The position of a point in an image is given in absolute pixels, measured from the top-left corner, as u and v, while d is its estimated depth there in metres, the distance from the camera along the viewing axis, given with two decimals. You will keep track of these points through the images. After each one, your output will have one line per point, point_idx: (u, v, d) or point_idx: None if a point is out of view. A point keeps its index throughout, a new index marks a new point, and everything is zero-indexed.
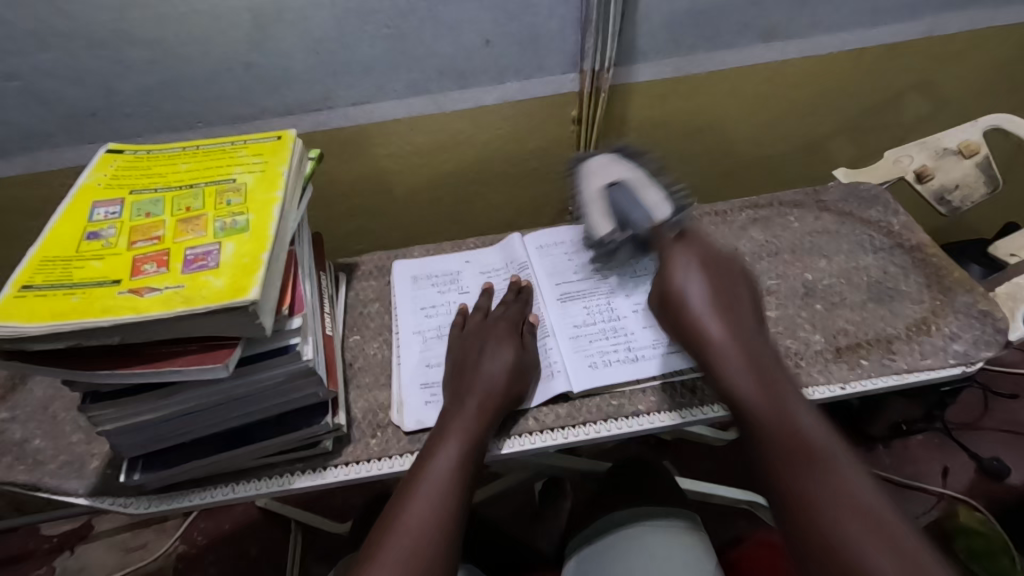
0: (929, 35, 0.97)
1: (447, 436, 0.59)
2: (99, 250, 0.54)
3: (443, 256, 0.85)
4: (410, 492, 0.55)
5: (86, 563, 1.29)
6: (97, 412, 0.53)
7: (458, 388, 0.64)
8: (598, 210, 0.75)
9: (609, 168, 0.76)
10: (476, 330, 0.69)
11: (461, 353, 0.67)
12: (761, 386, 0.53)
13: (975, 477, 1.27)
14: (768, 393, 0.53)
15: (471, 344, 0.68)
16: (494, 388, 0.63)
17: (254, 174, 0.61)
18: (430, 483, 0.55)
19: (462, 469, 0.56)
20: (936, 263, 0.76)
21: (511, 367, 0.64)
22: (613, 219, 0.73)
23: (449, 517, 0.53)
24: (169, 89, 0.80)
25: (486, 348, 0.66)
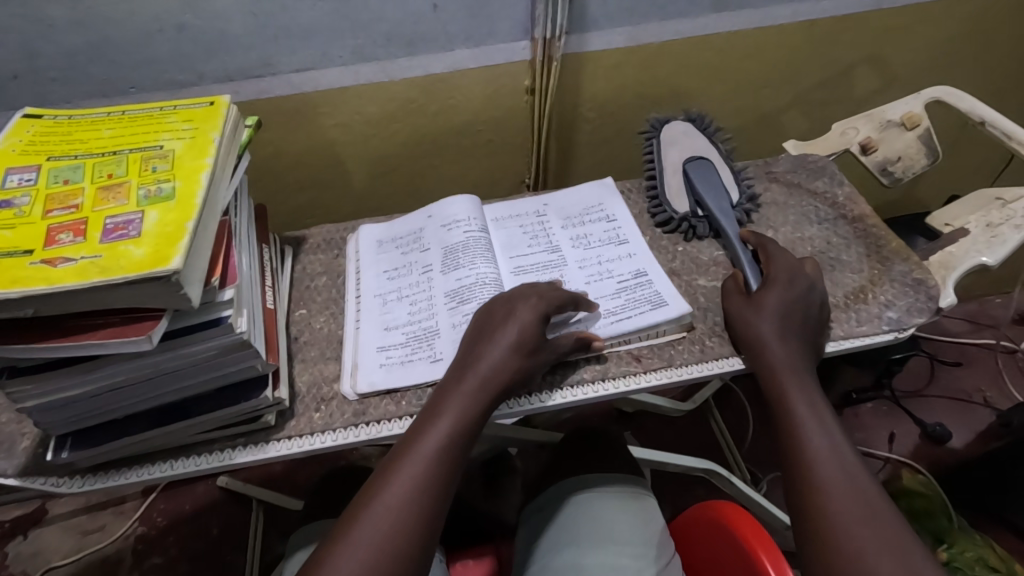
0: (878, 8, 0.98)
1: (440, 414, 0.57)
2: (11, 219, 0.51)
3: (407, 217, 0.83)
4: (396, 471, 0.53)
5: (40, 548, 1.26)
6: (15, 389, 0.51)
7: None
8: (673, 186, 0.82)
9: (687, 139, 0.83)
10: (492, 309, 0.64)
11: (484, 321, 0.63)
12: (780, 324, 0.63)
13: (918, 441, 1.32)
14: (785, 337, 0.62)
15: (481, 327, 0.63)
16: (500, 374, 0.59)
17: (182, 140, 0.59)
18: (418, 462, 0.53)
19: (451, 451, 0.55)
20: (876, 233, 0.78)
21: (515, 353, 0.60)
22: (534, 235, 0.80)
23: (431, 501, 0.52)
24: (97, 52, 0.76)
25: (497, 322, 0.62)
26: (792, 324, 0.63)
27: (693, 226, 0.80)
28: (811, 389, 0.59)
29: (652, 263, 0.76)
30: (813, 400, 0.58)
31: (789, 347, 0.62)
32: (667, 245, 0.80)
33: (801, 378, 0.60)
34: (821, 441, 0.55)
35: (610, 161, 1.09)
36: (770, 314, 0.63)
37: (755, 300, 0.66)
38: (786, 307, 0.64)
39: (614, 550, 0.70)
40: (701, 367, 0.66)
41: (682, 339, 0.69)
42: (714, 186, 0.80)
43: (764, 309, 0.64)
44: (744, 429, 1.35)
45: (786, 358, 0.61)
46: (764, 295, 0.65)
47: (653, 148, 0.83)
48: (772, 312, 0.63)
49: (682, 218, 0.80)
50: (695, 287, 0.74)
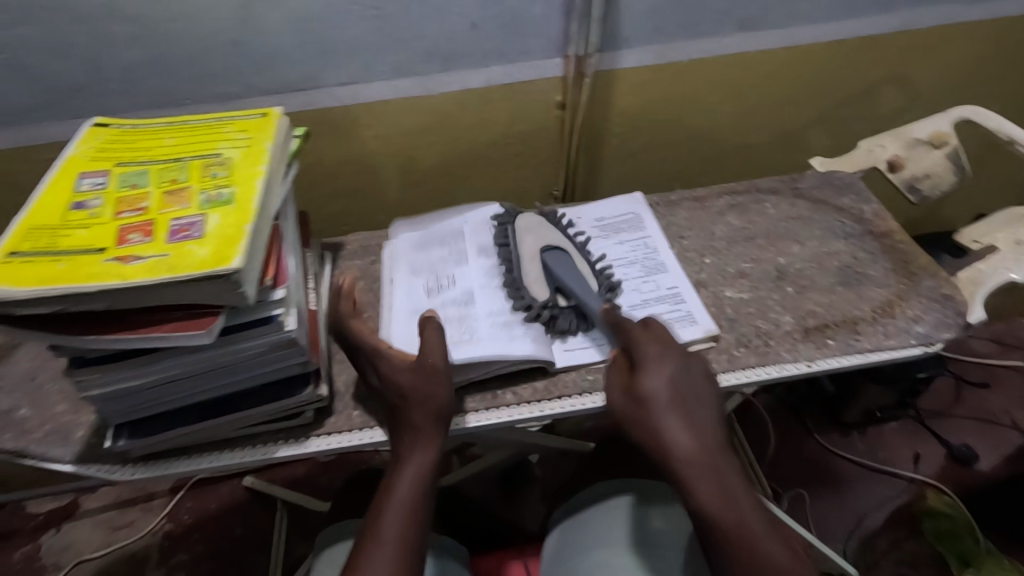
0: (904, 28, 0.99)
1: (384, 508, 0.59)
2: (85, 220, 0.55)
3: (440, 224, 0.86)
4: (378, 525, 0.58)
5: (72, 541, 1.30)
6: (83, 377, 0.54)
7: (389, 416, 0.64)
8: (532, 274, 0.74)
9: (539, 230, 0.79)
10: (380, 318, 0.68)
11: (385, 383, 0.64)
12: (661, 407, 0.59)
13: (944, 463, 1.30)
14: (676, 426, 0.58)
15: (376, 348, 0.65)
16: (426, 409, 0.61)
17: (239, 148, 0.63)
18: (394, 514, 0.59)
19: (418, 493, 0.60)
20: (904, 249, 0.79)
21: (418, 375, 0.62)
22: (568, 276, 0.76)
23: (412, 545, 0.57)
24: (157, 66, 0.81)
25: (399, 361, 0.64)
26: (681, 403, 0.60)
27: (556, 317, 0.71)
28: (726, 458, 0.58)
29: (680, 276, 0.78)
30: (728, 472, 0.57)
31: (699, 418, 0.59)
32: (694, 257, 0.82)
33: (711, 451, 0.58)
34: (734, 513, 0.55)
35: (636, 174, 1.11)
36: (669, 387, 0.61)
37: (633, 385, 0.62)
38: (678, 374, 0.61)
39: (651, 554, 0.71)
40: (728, 376, 0.68)
41: (709, 349, 0.70)
42: (578, 278, 0.73)
43: (642, 394, 0.60)
44: (764, 444, 1.35)
45: (693, 442, 0.58)
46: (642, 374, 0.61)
47: (507, 240, 0.78)
48: (655, 396, 0.60)
49: (543, 306, 0.72)
50: (722, 299, 0.76)
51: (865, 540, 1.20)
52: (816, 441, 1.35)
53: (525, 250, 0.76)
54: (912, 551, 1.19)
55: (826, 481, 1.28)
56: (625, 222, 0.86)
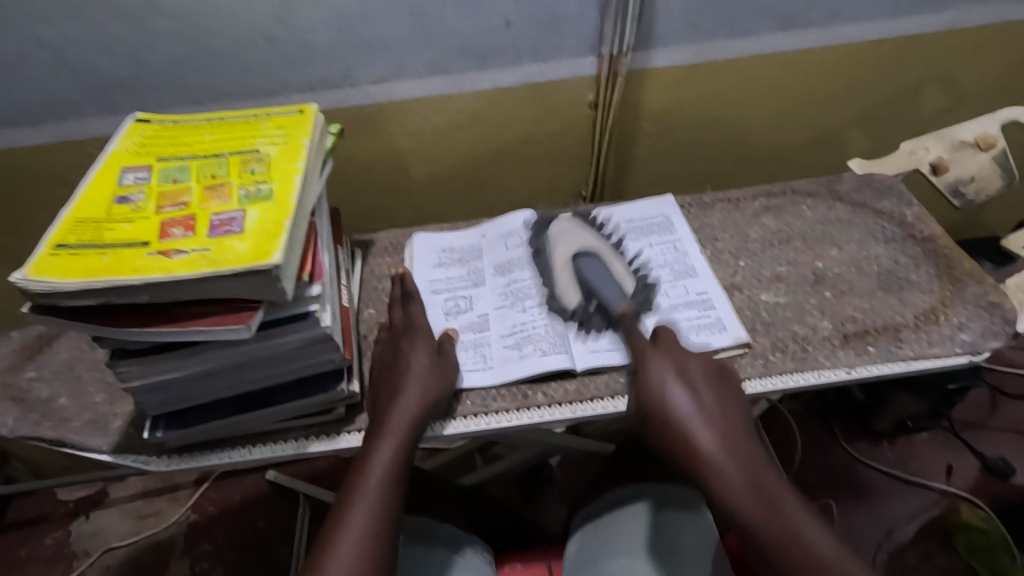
0: (950, 28, 0.96)
1: (362, 484, 0.56)
2: (128, 213, 0.56)
3: (466, 228, 0.87)
4: (348, 505, 0.55)
5: (100, 528, 1.33)
6: (124, 368, 0.55)
7: (379, 396, 0.63)
8: (564, 280, 0.74)
9: (574, 232, 0.78)
10: (393, 318, 0.71)
11: (385, 374, 0.65)
12: (689, 398, 0.57)
13: (979, 475, 1.26)
14: (712, 423, 0.56)
15: (396, 343, 0.67)
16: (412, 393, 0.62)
17: (277, 145, 0.63)
18: (365, 495, 0.55)
19: (396, 474, 0.57)
20: (948, 255, 0.77)
21: (435, 369, 0.65)
22: (578, 290, 0.73)
23: (386, 521, 0.54)
24: (194, 62, 0.82)
25: (408, 357, 0.65)
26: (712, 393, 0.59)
27: (588, 319, 0.71)
28: (774, 485, 0.53)
29: (712, 279, 0.76)
30: (758, 462, 0.54)
31: (706, 405, 0.57)
32: (728, 260, 0.80)
33: (743, 449, 0.55)
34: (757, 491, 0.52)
35: (667, 175, 1.10)
36: (689, 412, 0.56)
37: (655, 387, 0.59)
38: (703, 386, 0.59)
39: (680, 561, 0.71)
40: (763, 382, 0.66)
41: (743, 355, 0.69)
42: (605, 279, 0.71)
43: (670, 391, 0.58)
44: (790, 451, 1.33)
45: (721, 440, 0.55)
46: (663, 374, 0.59)
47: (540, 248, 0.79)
48: (677, 392, 0.58)
49: (573, 312, 0.72)
50: (758, 302, 0.74)
51: (895, 552, 1.17)
52: (844, 450, 1.32)
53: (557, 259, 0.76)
54: (944, 566, 1.15)
55: (855, 491, 1.25)
56: (659, 224, 0.85)
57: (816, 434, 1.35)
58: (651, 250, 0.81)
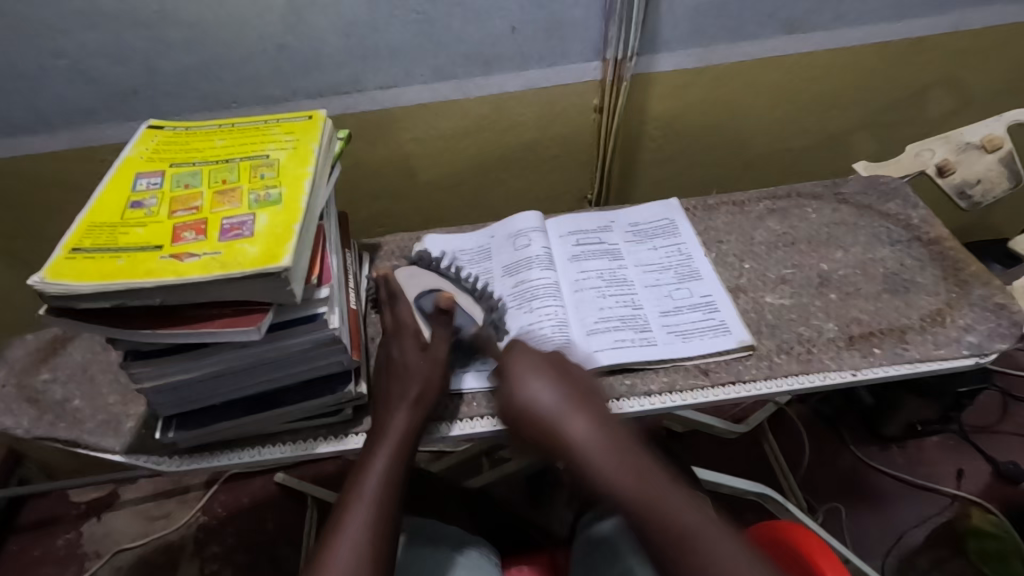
0: (956, 30, 0.96)
1: (360, 489, 0.56)
2: (142, 218, 0.57)
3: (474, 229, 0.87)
4: (348, 510, 0.54)
5: (111, 529, 1.34)
6: (137, 370, 0.56)
7: (383, 399, 0.64)
8: (462, 300, 0.70)
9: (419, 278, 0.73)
10: (393, 306, 0.68)
11: (387, 376, 0.65)
12: (551, 402, 0.53)
13: (989, 479, 1.25)
14: (570, 425, 0.51)
15: (395, 338, 0.66)
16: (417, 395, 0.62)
17: (286, 150, 0.64)
18: (363, 500, 0.55)
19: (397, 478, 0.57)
20: (954, 256, 0.77)
21: (439, 372, 0.65)
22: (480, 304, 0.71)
23: (385, 526, 0.54)
24: (206, 70, 0.83)
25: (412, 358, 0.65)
26: (572, 389, 0.54)
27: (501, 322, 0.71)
28: (662, 484, 0.48)
29: (718, 282, 0.77)
30: (624, 451, 0.50)
31: (578, 410, 0.52)
32: (733, 262, 0.80)
33: (613, 439, 0.51)
34: (640, 485, 0.48)
35: (672, 179, 1.11)
36: (569, 422, 0.52)
37: (522, 392, 0.54)
38: (567, 386, 0.54)
39: None
40: (769, 384, 0.66)
41: (748, 356, 0.69)
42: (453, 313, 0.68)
43: (539, 403, 0.53)
44: (798, 455, 1.32)
45: (594, 436, 0.50)
46: (529, 385, 0.54)
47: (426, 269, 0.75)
48: (546, 397, 0.53)
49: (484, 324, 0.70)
50: (763, 304, 0.74)
51: (905, 557, 1.16)
52: (852, 454, 1.31)
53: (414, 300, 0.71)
54: (955, 571, 1.14)
55: (864, 495, 1.25)
56: (665, 227, 0.85)
57: (824, 438, 1.34)
58: (658, 253, 0.82)
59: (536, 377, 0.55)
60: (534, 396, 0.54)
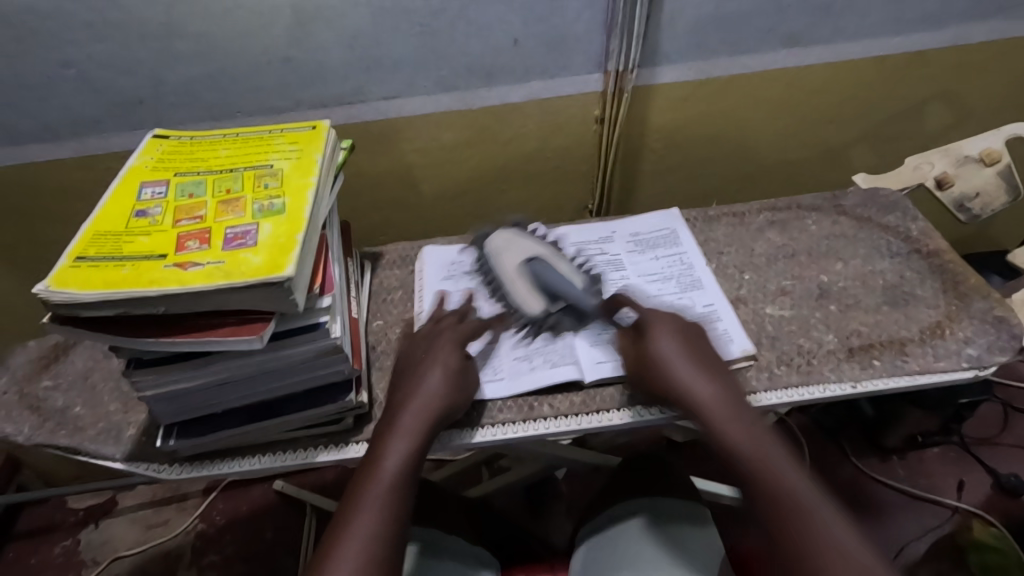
0: (955, 44, 0.97)
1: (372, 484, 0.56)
2: (146, 227, 0.58)
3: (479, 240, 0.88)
4: (356, 506, 0.54)
5: (109, 537, 1.34)
6: (139, 378, 0.56)
7: (395, 396, 0.63)
8: (520, 289, 0.75)
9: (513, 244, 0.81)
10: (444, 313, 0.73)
11: (403, 372, 0.65)
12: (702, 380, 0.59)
13: (991, 492, 1.25)
14: (708, 396, 0.58)
15: (432, 339, 0.68)
16: (431, 399, 0.61)
17: (290, 160, 0.65)
18: (372, 495, 0.55)
19: (407, 478, 0.57)
20: (954, 269, 0.77)
21: (451, 374, 0.64)
22: (541, 294, 0.74)
23: (394, 522, 0.54)
24: (211, 80, 0.84)
25: (432, 360, 0.65)
26: (704, 360, 0.61)
27: (558, 322, 0.73)
28: (779, 454, 0.54)
29: (719, 292, 0.77)
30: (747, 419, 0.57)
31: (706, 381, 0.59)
32: (733, 273, 0.81)
33: (739, 412, 0.57)
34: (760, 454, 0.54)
35: (673, 190, 1.11)
36: (698, 386, 0.59)
37: (656, 357, 0.62)
38: (696, 354, 0.62)
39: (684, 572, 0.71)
40: (769, 395, 0.66)
41: (749, 367, 0.69)
42: (560, 278, 0.74)
43: (684, 376, 0.60)
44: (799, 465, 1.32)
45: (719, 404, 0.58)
46: (667, 352, 0.61)
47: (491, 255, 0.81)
48: (683, 367, 0.60)
49: (544, 317, 0.73)
50: (763, 316, 0.74)
51: (906, 570, 1.15)
52: (853, 465, 1.31)
53: (506, 268, 0.78)
54: None
55: (865, 507, 1.24)
56: (668, 237, 0.85)
57: (824, 449, 1.34)
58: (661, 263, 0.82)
59: (675, 337, 0.63)
60: (666, 359, 0.61)
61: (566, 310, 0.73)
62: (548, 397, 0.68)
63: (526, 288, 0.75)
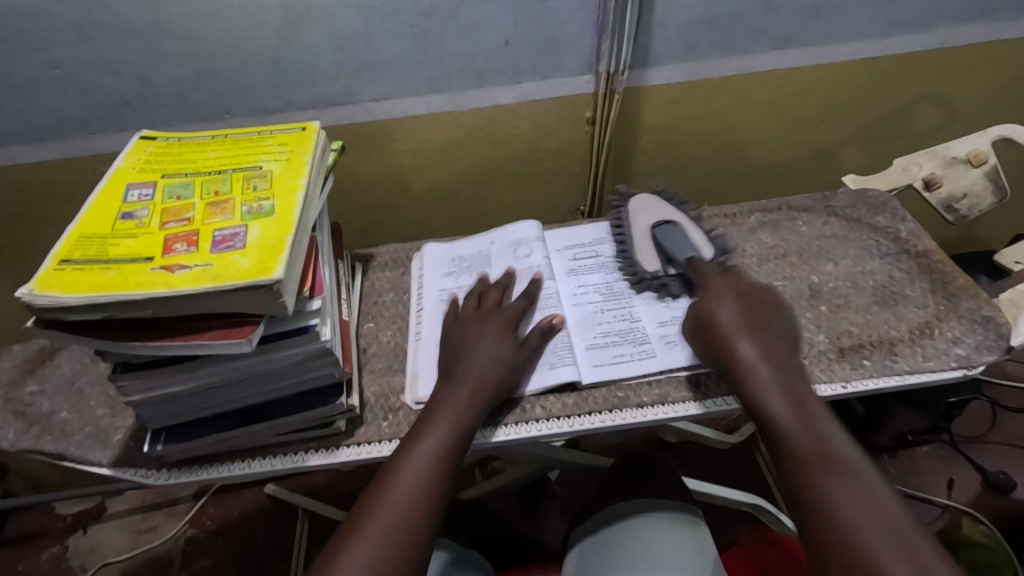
0: (942, 47, 0.98)
1: (424, 438, 0.58)
2: (133, 229, 0.57)
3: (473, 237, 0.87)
4: (405, 462, 0.56)
5: (98, 543, 1.32)
6: (126, 382, 0.56)
7: (451, 370, 0.65)
8: (644, 248, 0.80)
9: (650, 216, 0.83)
10: (487, 296, 0.73)
11: (456, 347, 0.67)
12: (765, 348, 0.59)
13: (980, 490, 1.26)
14: (770, 362, 0.58)
15: (479, 322, 0.69)
16: (487, 375, 0.64)
17: (280, 162, 0.64)
18: (420, 460, 0.56)
19: (457, 446, 0.58)
20: (942, 269, 0.77)
21: (505, 358, 0.65)
22: (659, 256, 0.78)
23: (427, 509, 0.53)
24: (200, 81, 0.83)
25: (491, 340, 0.66)
26: (769, 330, 0.62)
27: (666, 284, 0.76)
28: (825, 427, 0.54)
29: None
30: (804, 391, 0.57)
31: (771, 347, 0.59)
32: None
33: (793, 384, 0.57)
34: (809, 429, 0.53)
35: (665, 191, 1.12)
36: (747, 346, 0.59)
37: (722, 326, 0.62)
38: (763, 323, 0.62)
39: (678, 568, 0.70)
40: None
41: None
42: (683, 244, 0.76)
43: (744, 342, 0.60)
44: None
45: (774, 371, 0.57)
46: (736, 322, 0.62)
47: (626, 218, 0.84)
48: (746, 336, 0.60)
49: (653, 276, 0.77)
50: None
51: None
52: None
53: (636, 229, 0.82)
54: None
55: None
56: None
57: None
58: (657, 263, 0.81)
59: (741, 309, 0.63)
60: (734, 329, 0.61)
61: (678, 278, 0.76)
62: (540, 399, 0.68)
63: (648, 249, 0.80)
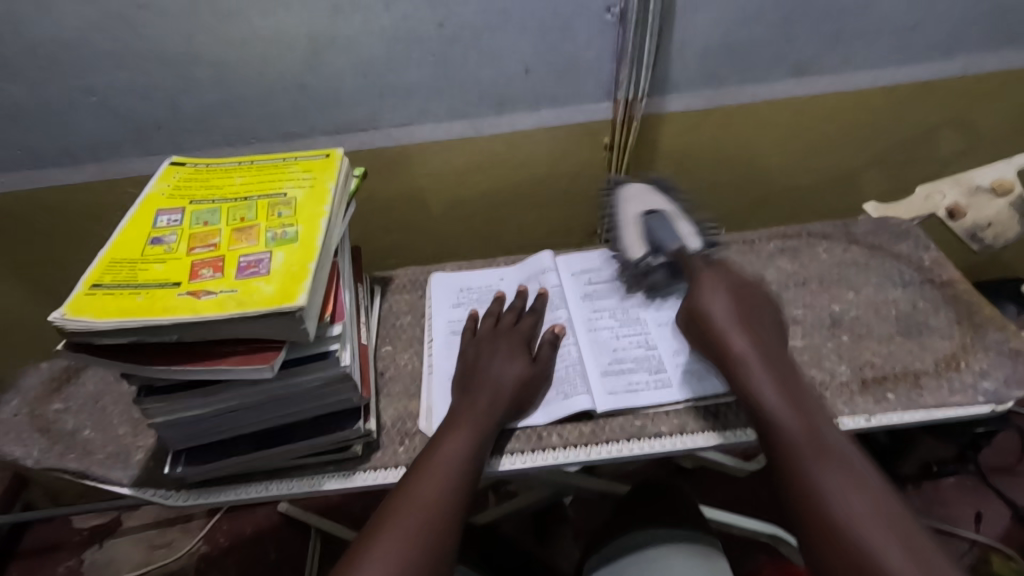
0: (964, 73, 0.97)
1: (450, 438, 0.60)
2: (161, 255, 0.59)
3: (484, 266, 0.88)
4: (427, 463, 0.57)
5: (113, 557, 1.33)
6: (150, 405, 0.57)
7: (468, 385, 0.66)
8: (632, 235, 0.78)
9: (644, 196, 0.80)
10: (503, 317, 0.75)
11: (471, 362, 0.69)
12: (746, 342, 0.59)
13: (1010, 524, 1.22)
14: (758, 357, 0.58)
15: (495, 340, 0.70)
16: (502, 390, 0.65)
17: (303, 188, 0.66)
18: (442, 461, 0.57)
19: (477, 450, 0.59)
20: (968, 300, 0.76)
21: (521, 375, 0.67)
22: (645, 243, 0.76)
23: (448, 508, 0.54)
24: (228, 107, 0.86)
25: (501, 359, 0.68)
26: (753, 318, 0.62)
27: (649, 271, 0.77)
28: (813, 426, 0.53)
29: None
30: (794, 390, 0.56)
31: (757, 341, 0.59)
32: None
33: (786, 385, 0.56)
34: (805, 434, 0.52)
35: None
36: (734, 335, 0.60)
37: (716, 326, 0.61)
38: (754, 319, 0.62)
39: None
40: None
41: None
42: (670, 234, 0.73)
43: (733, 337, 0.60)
44: None
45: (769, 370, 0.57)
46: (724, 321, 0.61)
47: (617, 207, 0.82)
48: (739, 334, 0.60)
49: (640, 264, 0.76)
50: None
51: None
52: None
53: (627, 215, 0.80)
54: None
55: None
56: None
57: None
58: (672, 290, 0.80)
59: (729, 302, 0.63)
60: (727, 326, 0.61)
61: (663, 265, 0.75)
62: (558, 428, 0.67)
63: (636, 237, 0.77)
